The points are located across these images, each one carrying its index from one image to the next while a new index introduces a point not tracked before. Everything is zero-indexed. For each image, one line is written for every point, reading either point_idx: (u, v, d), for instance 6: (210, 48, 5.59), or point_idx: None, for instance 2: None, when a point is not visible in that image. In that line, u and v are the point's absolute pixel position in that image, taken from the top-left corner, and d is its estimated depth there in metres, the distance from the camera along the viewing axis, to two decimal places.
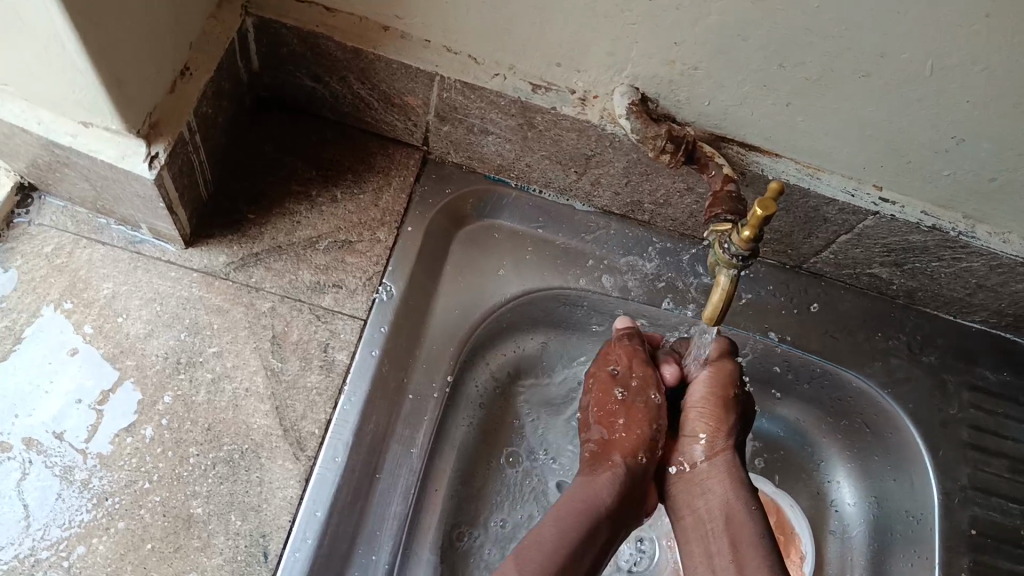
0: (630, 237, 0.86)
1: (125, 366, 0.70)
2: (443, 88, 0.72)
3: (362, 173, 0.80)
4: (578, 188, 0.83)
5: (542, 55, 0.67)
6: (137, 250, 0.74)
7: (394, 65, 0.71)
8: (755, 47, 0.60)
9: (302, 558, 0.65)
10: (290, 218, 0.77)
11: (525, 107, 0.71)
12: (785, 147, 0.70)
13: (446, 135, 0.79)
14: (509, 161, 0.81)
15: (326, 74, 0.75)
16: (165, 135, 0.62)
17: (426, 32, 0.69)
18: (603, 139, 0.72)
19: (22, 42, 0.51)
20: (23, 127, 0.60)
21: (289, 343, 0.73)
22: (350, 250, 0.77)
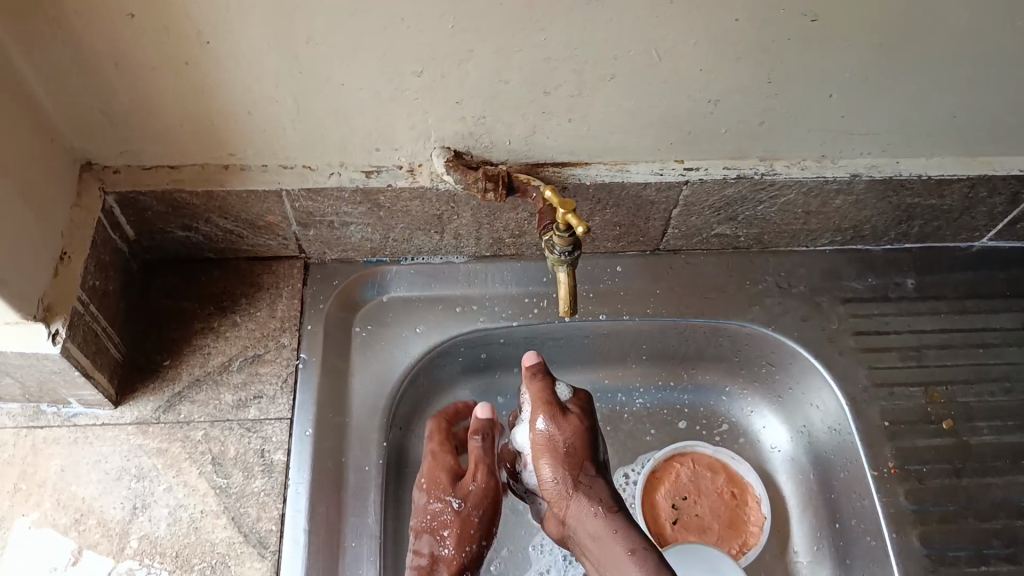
0: (506, 271, 0.95)
1: (90, 525, 0.76)
2: (293, 200, 0.82)
3: (254, 293, 0.90)
4: (445, 245, 0.92)
5: (361, 144, 0.78)
6: (73, 422, 0.81)
7: (243, 194, 0.81)
8: (517, 84, 0.71)
9: None
10: (201, 351, 0.85)
11: (366, 193, 0.82)
12: (590, 154, 0.80)
13: (317, 239, 0.89)
14: (380, 242, 0.91)
15: (193, 221, 0.84)
16: (60, 312, 0.71)
17: (259, 159, 0.79)
18: (443, 198, 0.83)
19: None
20: None
21: (228, 459, 0.80)
22: (261, 361, 0.85)
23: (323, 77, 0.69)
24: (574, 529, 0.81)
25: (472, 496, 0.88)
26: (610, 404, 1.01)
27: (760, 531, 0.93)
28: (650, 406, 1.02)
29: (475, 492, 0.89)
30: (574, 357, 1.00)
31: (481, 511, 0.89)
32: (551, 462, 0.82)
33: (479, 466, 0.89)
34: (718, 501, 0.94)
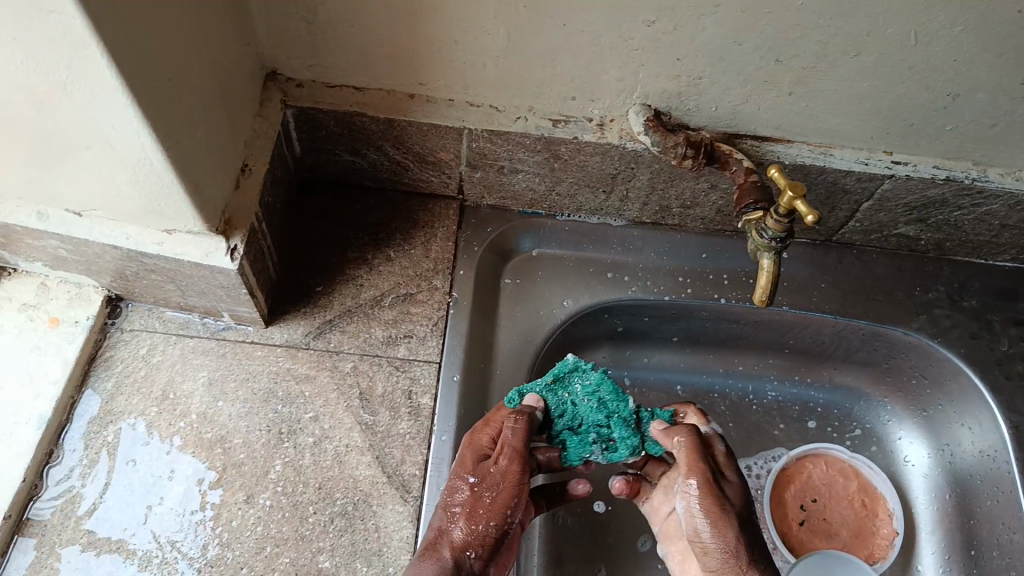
0: (664, 240, 0.89)
1: (235, 444, 0.75)
2: (472, 140, 0.78)
3: (410, 230, 0.87)
4: (608, 206, 0.86)
5: (557, 92, 0.73)
6: (222, 337, 0.80)
7: (425, 127, 0.77)
8: (750, 49, 0.66)
9: None
10: (354, 282, 0.84)
11: (549, 142, 0.76)
12: (795, 133, 0.75)
13: (480, 181, 0.85)
14: (541, 194, 0.85)
15: (364, 147, 0.81)
16: (240, 228, 0.69)
17: (448, 92, 0.75)
18: (627, 157, 0.77)
19: (115, 171, 0.58)
20: (116, 245, 0.67)
21: (375, 396, 0.79)
22: (412, 301, 0.83)
23: (546, 16, 0.64)
24: None
25: (495, 474, 0.71)
26: (742, 393, 0.97)
27: (889, 545, 0.89)
28: (784, 400, 0.98)
29: (501, 471, 0.71)
30: (715, 338, 0.96)
31: (497, 498, 0.71)
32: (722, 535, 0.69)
33: (506, 445, 0.72)
34: (847, 508, 0.91)
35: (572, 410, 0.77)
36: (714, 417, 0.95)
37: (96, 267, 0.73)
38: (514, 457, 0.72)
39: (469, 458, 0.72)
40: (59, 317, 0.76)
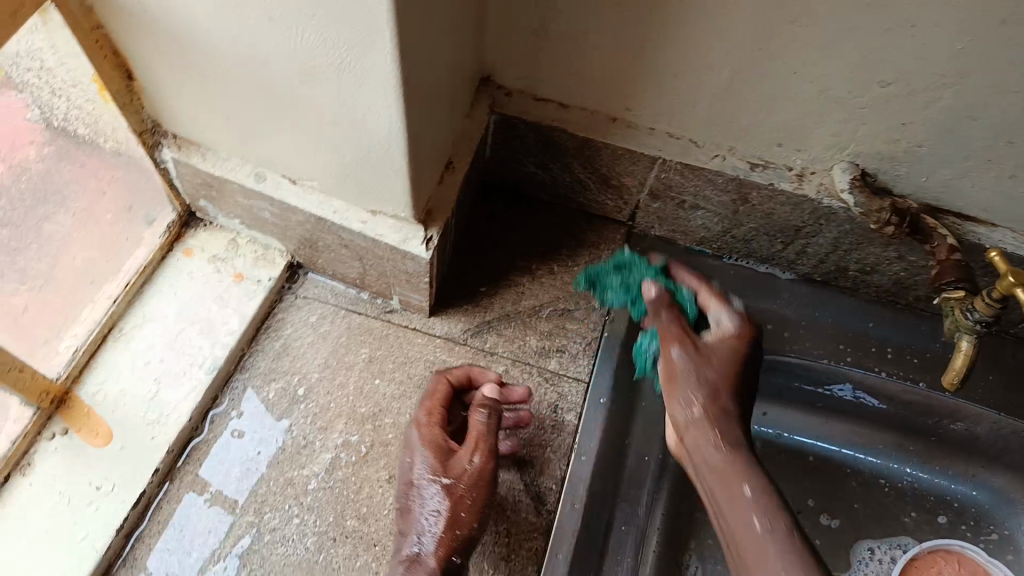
0: (830, 304, 0.88)
1: (384, 424, 0.77)
2: (663, 170, 0.77)
3: (576, 248, 0.88)
4: (781, 257, 0.86)
5: (764, 137, 0.72)
6: (389, 319, 0.83)
7: (618, 152, 0.76)
8: (985, 126, 0.63)
9: None
10: (515, 288, 0.85)
11: (740, 184, 0.75)
12: (1003, 218, 0.72)
13: (655, 211, 0.84)
14: (714, 233, 0.85)
15: (552, 161, 0.82)
16: (438, 220, 0.71)
17: (651, 121, 0.74)
18: (819, 212, 0.76)
19: (348, 148, 0.61)
20: (320, 215, 0.70)
21: (523, 404, 0.80)
22: (569, 316, 0.84)
23: (779, 61, 0.63)
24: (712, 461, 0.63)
25: (478, 470, 0.66)
26: (874, 471, 0.91)
27: None
28: (918, 487, 0.91)
29: (484, 467, 0.66)
30: (857, 411, 0.90)
31: (479, 496, 0.66)
32: (686, 394, 0.65)
33: (475, 436, 0.67)
34: None
35: (618, 293, 0.81)
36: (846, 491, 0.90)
37: (289, 233, 0.77)
38: (489, 453, 0.67)
39: (438, 455, 0.67)
40: (245, 274, 0.80)
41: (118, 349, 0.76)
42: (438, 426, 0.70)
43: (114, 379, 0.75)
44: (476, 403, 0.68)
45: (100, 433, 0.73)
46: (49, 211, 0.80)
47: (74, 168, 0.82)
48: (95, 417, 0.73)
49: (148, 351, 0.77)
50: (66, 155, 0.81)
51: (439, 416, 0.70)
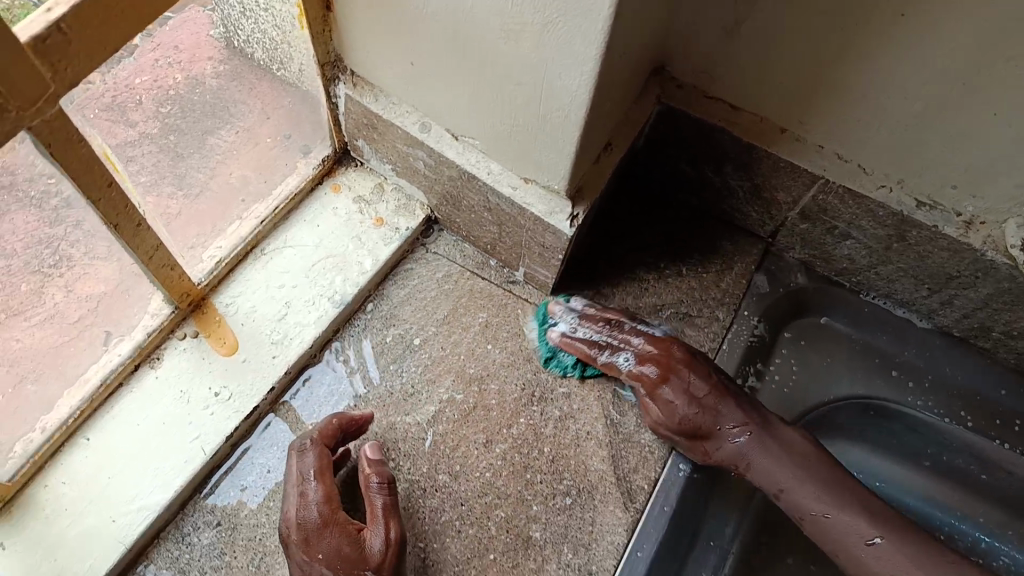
0: (967, 364, 0.83)
1: (489, 389, 0.78)
2: (822, 191, 0.75)
3: (708, 255, 0.86)
4: (922, 304, 0.82)
5: (940, 176, 0.69)
6: (510, 289, 0.84)
7: (781, 164, 0.75)
8: None
9: None
10: (640, 283, 0.84)
11: (902, 221, 0.73)
12: None
13: (800, 233, 0.82)
14: (858, 267, 0.82)
15: (706, 163, 0.81)
16: (586, 199, 0.70)
17: (822, 139, 0.72)
18: (979, 265, 0.72)
19: (523, 109, 0.61)
20: (475, 174, 0.71)
21: (627, 398, 0.79)
22: (690, 322, 0.83)
23: (981, 100, 0.61)
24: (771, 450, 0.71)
25: (391, 545, 0.65)
26: (970, 542, 0.82)
27: None
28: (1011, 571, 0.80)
29: (395, 541, 0.65)
30: (967, 476, 0.83)
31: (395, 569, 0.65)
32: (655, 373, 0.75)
33: (380, 517, 0.66)
34: None
35: None
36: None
37: (437, 188, 0.78)
38: (397, 527, 0.66)
39: (345, 550, 0.64)
40: (385, 219, 0.83)
41: (257, 269, 0.80)
42: (329, 512, 0.65)
43: (247, 295, 0.79)
44: (372, 482, 0.68)
45: (226, 343, 0.76)
46: (215, 125, 0.84)
47: (243, 90, 0.85)
48: (225, 326, 0.77)
49: (283, 275, 0.80)
50: (238, 75, 0.85)
51: (328, 491, 0.66)
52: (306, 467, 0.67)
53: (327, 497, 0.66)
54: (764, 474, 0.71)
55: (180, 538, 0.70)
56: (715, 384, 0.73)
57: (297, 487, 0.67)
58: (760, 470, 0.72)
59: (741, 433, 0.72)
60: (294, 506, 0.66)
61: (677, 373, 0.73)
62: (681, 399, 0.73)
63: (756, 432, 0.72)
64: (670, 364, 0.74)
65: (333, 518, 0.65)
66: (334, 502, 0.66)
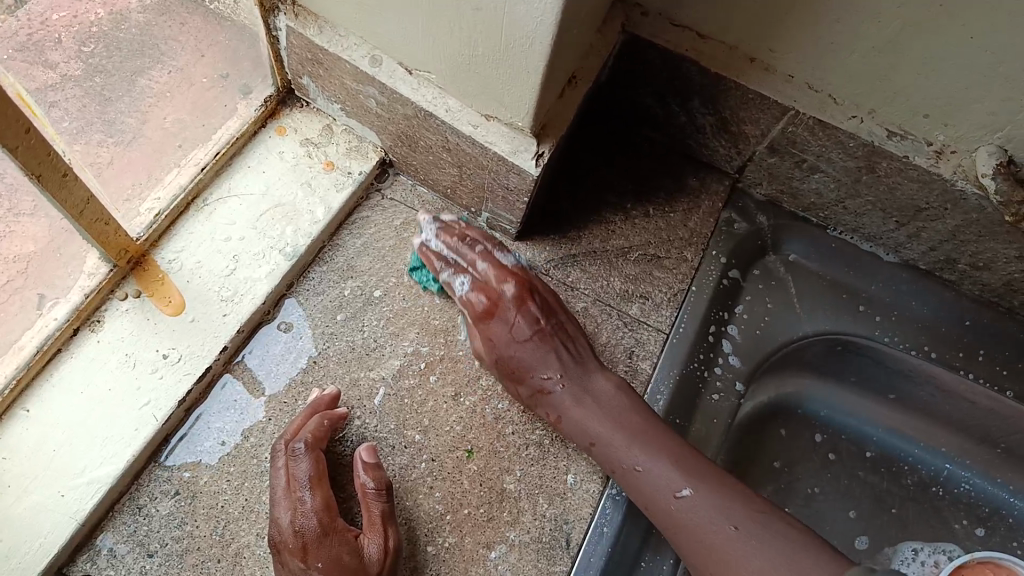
0: (931, 296, 0.83)
1: (456, 340, 0.75)
2: (791, 123, 0.73)
3: (675, 193, 0.84)
4: (889, 237, 0.81)
5: (912, 105, 0.67)
6: None
7: (749, 95, 0.72)
8: None
9: (608, 531, 0.69)
10: (606, 226, 0.82)
11: (873, 152, 0.71)
12: None
13: (768, 167, 0.80)
14: (825, 201, 0.81)
15: (672, 96, 0.78)
16: (551, 136, 0.67)
17: (793, 68, 0.69)
18: (948, 195, 0.71)
19: (483, 38, 0.57)
20: (432, 112, 0.67)
21: (598, 344, 0.77)
22: (658, 264, 0.80)
23: (956, 23, 0.58)
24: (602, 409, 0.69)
25: (390, 552, 0.63)
26: (932, 471, 0.85)
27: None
28: (968, 495, 0.84)
29: (393, 549, 0.64)
30: (927, 408, 0.85)
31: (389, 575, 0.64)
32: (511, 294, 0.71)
33: (379, 525, 0.64)
34: None
35: None
36: (898, 490, 0.84)
37: (390, 128, 0.74)
38: (394, 534, 0.65)
39: (345, 559, 0.62)
40: (335, 163, 0.78)
41: (199, 221, 0.74)
42: (327, 520, 0.63)
43: (191, 250, 0.73)
44: (369, 488, 0.65)
45: (172, 302, 0.71)
46: (145, 65, 0.80)
47: (173, 26, 0.82)
48: (169, 284, 0.72)
49: (228, 227, 0.74)
50: (167, 11, 0.82)
51: (325, 499, 0.64)
52: (300, 472, 0.64)
53: (325, 503, 0.64)
54: (575, 424, 0.69)
55: (137, 509, 0.66)
56: (540, 329, 0.71)
57: (289, 492, 0.64)
58: (573, 420, 0.69)
59: (558, 382, 0.70)
60: (286, 513, 0.63)
61: (519, 300, 0.71)
62: (523, 327, 0.71)
63: (575, 386, 0.70)
64: (521, 288, 0.71)
65: (333, 526, 0.63)
66: (331, 509, 0.64)
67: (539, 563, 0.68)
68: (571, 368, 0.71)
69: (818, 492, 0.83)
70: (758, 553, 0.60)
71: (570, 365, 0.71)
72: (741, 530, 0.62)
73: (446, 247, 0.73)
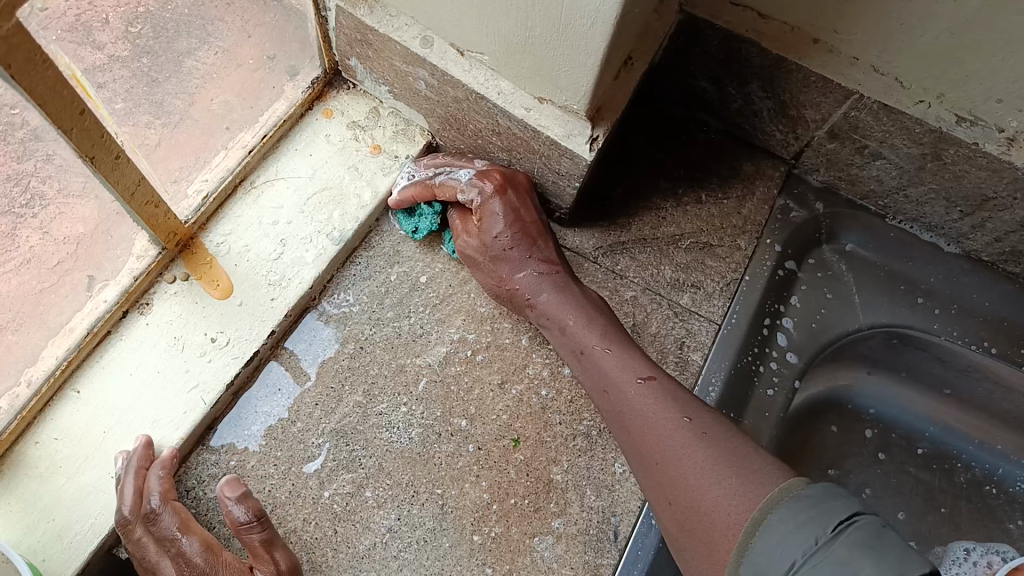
0: (993, 289, 0.80)
1: (502, 328, 0.74)
2: (855, 107, 0.70)
3: (727, 179, 0.82)
4: (952, 228, 0.78)
5: (985, 89, 0.64)
6: None
7: (812, 78, 0.70)
8: None
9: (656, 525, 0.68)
10: (657, 212, 0.80)
11: (940, 138, 0.68)
12: None
13: (827, 153, 0.78)
14: (886, 189, 0.78)
15: (728, 78, 0.76)
16: (606, 120, 0.65)
17: (858, 50, 0.66)
18: (1019, 184, 0.68)
19: (542, 18, 0.55)
20: (483, 95, 0.65)
21: (647, 333, 0.75)
22: (710, 252, 0.79)
23: None
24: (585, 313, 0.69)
25: None
26: (988, 468, 0.81)
27: None
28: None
29: (287, 573, 0.61)
30: (985, 403, 0.81)
31: None
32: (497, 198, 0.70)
33: (264, 555, 0.61)
34: None
35: None
36: (951, 488, 0.80)
37: (440, 111, 0.73)
38: (286, 556, 0.62)
39: None
40: (382, 146, 0.77)
41: (246, 203, 0.74)
42: (214, 560, 0.60)
43: (238, 233, 0.73)
44: (240, 524, 0.60)
45: (220, 285, 0.71)
46: (191, 46, 0.78)
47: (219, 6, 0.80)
48: (217, 268, 0.71)
49: (275, 210, 0.74)
50: None
51: (205, 540, 0.61)
52: (136, 542, 0.59)
53: (216, 555, 0.60)
54: (551, 305, 0.70)
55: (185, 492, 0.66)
56: (525, 228, 0.71)
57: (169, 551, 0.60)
58: (547, 302, 0.70)
59: (542, 268, 0.71)
60: (173, 571, 0.59)
61: (516, 193, 0.70)
62: (505, 216, 0.70)
63: (560, 276, 0.71)
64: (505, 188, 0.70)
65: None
66: (218, 559, 0.60)
67: (586, 555, 0.67)
68: (552, 265, 0.71)
69: (870, 491, 0.79)
70: (692, 449, 0.57)
71: (562, 265, 0.72)
72: (693, 423, 0.59)
73: (427, 177, 0.73)
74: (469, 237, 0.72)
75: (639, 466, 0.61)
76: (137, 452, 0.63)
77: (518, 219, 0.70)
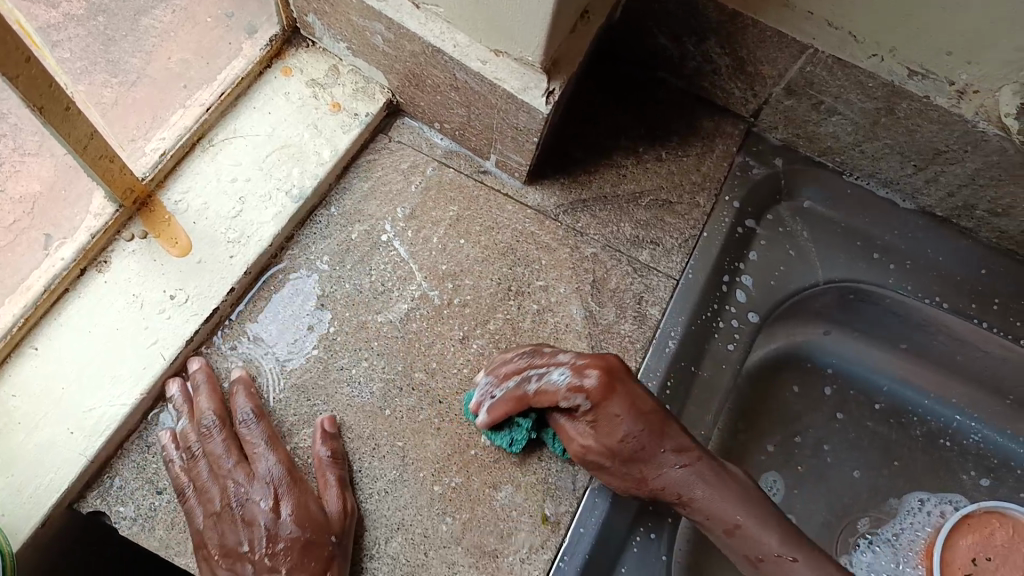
0: (946, 244, 0.81)
1: (463, 285, 0.75)
2: (810, 62, 0.71)
3: (688, 137, 0.82)
4: (907, 184, 0.79)
5: (936, 42, 0.64)
6: (481, 179, 0.79)
7: (767, 32, 0.70)
8: None
9: None
10: (617, 170, 0.80)
11: (893, 92, 0.69)
12: None
13: (784, 110, 0.79)
14: (843, 145, 0.79)
15: (686, 34, 0.76)
16: (562, 73, 0.65)
17: (812, 4, 0.67)
18: (969, 136, 0.69)
19: None
20: (440, 48, 0.65)
21: (607, 289, 0.76)
22: (669, 209, 0.79)
23: None
24: (697, 471, 0.65)
25: (349, 513, 0.64)
26: (941, 421, 0.84)
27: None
28: (977, 442, 0.83)
29: (351, 511, 0.64)
30: (939, 357, 0.84)
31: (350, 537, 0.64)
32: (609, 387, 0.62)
33: (336, 489, 0.64)
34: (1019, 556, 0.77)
35: None
36: (907, 441, 0.84)
37: (398, 67, 0.72)
38: (353, 499, 0.65)
39: (309, 507, 0.63)
40: (342, 104, 0.77)
41: (205, 161, 0.74)
42: (292, 472, 0.64)
43: (197, 191, 0.73)
44: (326, 455, 0.66)
45: (179, 244, 0.71)
46: (148, 4, 0.79)
47: None
48: (175, 226, 0.71)
49: (234, 168, 0.74)
50: None
51: (287, 458, 0.65)
52: (214, 441, 0.64)
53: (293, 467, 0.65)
54: (686, 486, 0.65)
55: (145, 448, 0.66)
56: (618, 392, 0.63)
57: (245, 456, 0.65)
58: (700, 497, 0.65)
59: (683, 459, 0.64)
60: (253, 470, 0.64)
61: (623, 387, 0.63)
62: (627, 412, 0.62)
63: (705, 462, 0.65)
64: (611, 373, 0.63)
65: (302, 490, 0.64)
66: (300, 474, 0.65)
67: (544, 503, 0.68)
68: (650, 430, 0.64)
69: (828, 447, 0.82)
70: None
71: (659, 419, 0.64)
72: (799, 562, 0.63)
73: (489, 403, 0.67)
74: (584, 438, 0.64)
75: (737, 559, 0.66)
76: (202, 376, 0.67)
77: (592, 408, 0.63)
